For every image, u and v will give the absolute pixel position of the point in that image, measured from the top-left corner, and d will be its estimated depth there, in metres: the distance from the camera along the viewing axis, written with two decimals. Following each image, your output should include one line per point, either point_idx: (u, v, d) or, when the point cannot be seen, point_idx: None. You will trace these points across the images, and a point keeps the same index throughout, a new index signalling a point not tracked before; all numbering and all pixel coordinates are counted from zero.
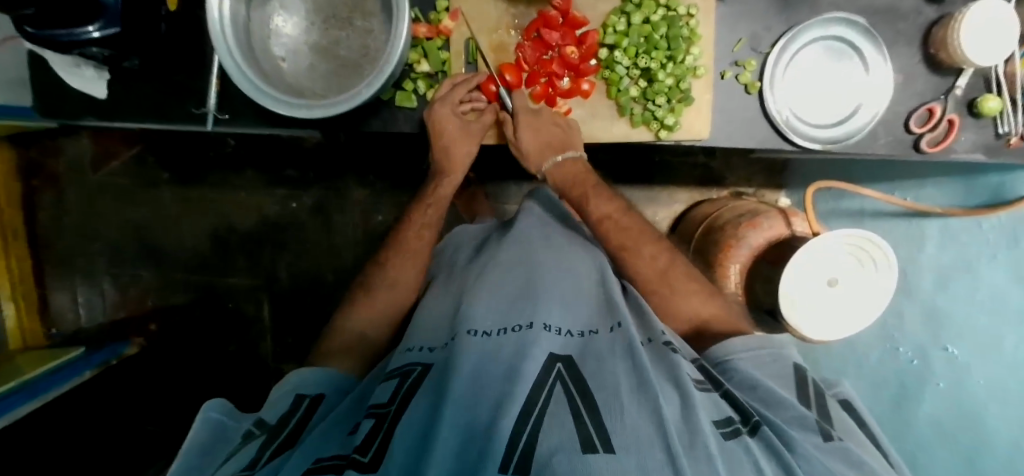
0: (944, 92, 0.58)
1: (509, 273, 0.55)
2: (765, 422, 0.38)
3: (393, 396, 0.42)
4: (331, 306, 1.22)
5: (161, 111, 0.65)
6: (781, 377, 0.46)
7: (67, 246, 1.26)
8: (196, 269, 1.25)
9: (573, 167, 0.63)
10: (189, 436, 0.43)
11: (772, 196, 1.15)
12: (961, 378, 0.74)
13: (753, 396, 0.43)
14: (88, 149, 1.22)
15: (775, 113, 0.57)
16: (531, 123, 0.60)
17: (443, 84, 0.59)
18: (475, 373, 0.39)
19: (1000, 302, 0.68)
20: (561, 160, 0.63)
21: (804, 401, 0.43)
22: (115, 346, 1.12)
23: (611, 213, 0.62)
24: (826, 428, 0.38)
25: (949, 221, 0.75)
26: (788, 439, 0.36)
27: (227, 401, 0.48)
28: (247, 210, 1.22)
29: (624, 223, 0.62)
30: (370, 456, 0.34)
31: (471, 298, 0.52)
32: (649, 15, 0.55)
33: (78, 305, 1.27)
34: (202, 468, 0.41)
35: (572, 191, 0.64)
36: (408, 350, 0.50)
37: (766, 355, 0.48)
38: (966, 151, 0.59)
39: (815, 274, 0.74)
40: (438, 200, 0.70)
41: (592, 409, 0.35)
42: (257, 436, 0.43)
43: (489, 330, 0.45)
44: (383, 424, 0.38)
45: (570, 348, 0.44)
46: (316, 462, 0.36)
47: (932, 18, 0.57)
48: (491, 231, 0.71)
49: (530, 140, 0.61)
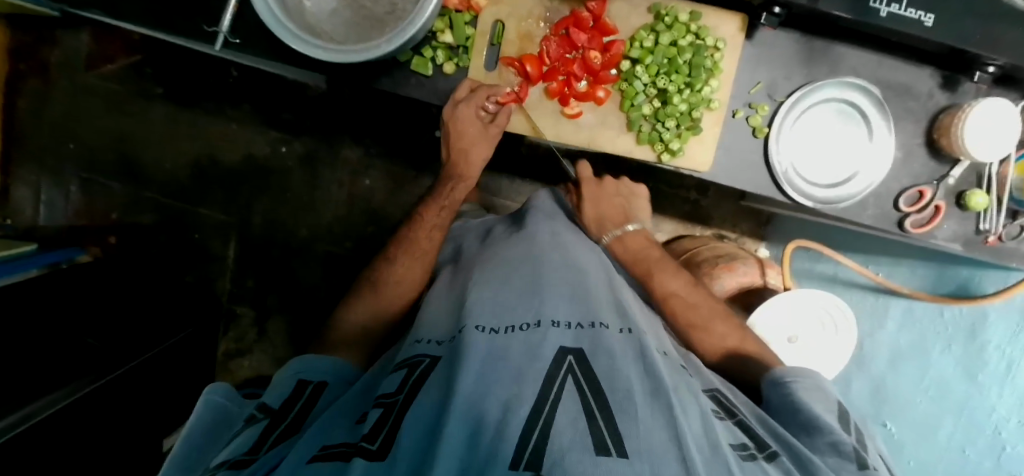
0: (938, 179, 0.60)
1: (518, 267, 0.55)
2: (790, 451, 0.39)
3: (401, 386, 0.41)
4: (300, 260, 1.22)
5: (169, 21, 0.63)
6: (827, 402, 0.46)
7: (39, 140, 1.20)
8: (170, 193, 1.21)
9: (635, 241, 0.71)
10: (191, 415, 0.44)
11: (752, 246, 1.18)
12: (895, 454, 0.79)
13: (795, 422, 0.44)
14: (85, 47, 1.17)
15: (777, 163, 0.58)
16: (591, 194, 0.73)
17: (462, 85, 0.58)
18: (484, 367, 0.38)
19: (943, 392, 0.71)
20: (621, 235, 0.71)
21: (844, 428, 0.44)
22: (74, 247, 1.02)
23: (679, 291, 0.64)
24: (862, 455, 0.40)
25: (913, 304, 0.77)
26: (809, 463, 0.37)
27: (231, 384, 0.49)
28: (236, 143, 1.19)
29: (692, 301, 0.63)
30: (379, 445, 0.33)
31: (477, 290, 0.51)
32: (677, 39, 0.56)
33: (40, 202, 1.21)
34: (204, 451, 0.42)
35: (635, 266, 0.68)
36: (417, 342, 0.49)
37: (814, 378, 0.49)
38: (946, 240, 0.61)
39: (774, 324, 0.77)
40: (450, 204, 0.68)
41: (605, 409, 0.34)
42: (258, 418, 0.42)
43: (496, 327, 0.44)
44: (390, 415, 0.37)
45: (581, 341, 0.42)
46: (323, 449, 0.35)
47: (941, 105, 0.59)
48: (500, 222, 0.72)
49: (590, 211, 0.73)
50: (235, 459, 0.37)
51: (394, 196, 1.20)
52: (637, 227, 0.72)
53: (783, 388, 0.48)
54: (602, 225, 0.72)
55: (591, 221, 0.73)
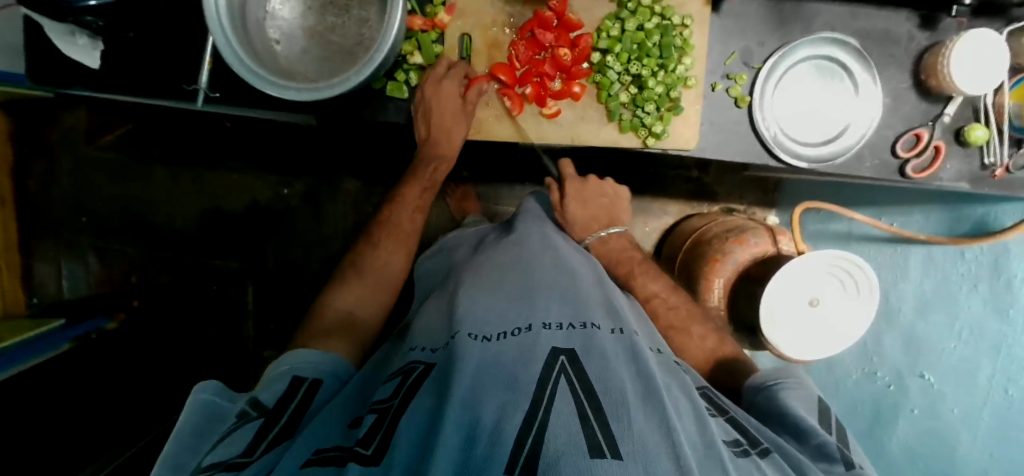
0: (932, 119, 0.59)
1: (506, 273, 0.54)
2: (780, 448, 0.40)
3: (394, 393, 0.42)
4: (317, 296, 1.24)
5: (152, 86, 0.65)
6: (810, 402, 0.47)
7: (52, 217, 1.24)
8: (183, 249, 1.25)
9: (615, 243, 0.73)
10: (181, 415, 0.42)
11: (763, 214, 1.16)
12: (936, 406, 0.76)
13: (783, 428, 0.44)
14: (84, 122, 1.21)
15: (765, 129, 0.57)
16: (577, 196, 0.75)
17: (438, 63, 0.59)
18: (477, 375, 0.38)
19: (978, 332, 0.70)
20: (604, 235, 0.74)
21: (827, 427, 0.44)
22: (98, 318, 1.03)
23: (661, 293, 0.67)
24: (847, 455, 0.41)
25: (933, 250, 0.75)
26: (800, 464, 0.38)
27: (221, 382, 0.47)
28: (239, 192, 1.22)
29: (673, 303, 0.66)
30: (374, 449, 0.34)
31: (470, 300, 0.50)
32: (643, 23, 0.56)
33: (62, 276, 1.25)
34: (192, 450, 0.39)
35: (617, 267, 0.70)
36: (411, 351, 0.50)
37: (795, 382, 0.50)
38: (952, 180, 0.59)
39: (795, 292, 0.74)
40: (427, 189, 0.71)
41: (599, 411, 0.33)
42: (252, 417, 0.42)
43: (489, 334, 0.44)
44: (385, 419, 0.38)
45: (572, 341, 0.42)
46: (317, 453, 0.36)
47: (923, 45, 0.58)
48: (491, 231, 0.72)
49: (577, 211, 0.74)
50: (231, 460, 0.37)
51: None
52: (618, 230, 0.75)
53: (770, 393, 0.48)
54: (586, 226, 0.73)
55: (572, 218, 0.74)
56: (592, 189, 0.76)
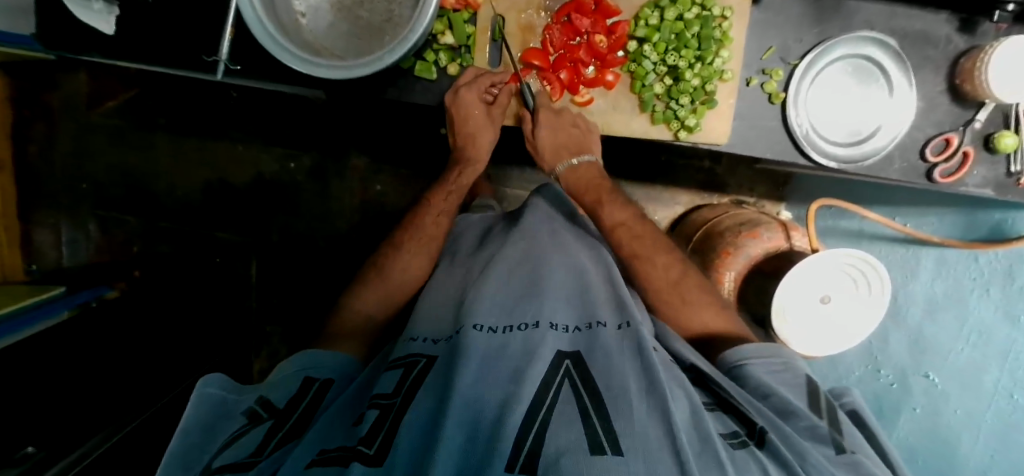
0: (963, 124, 0.59)
1: (515, 265, 0.54)
2: (777, 431, 0.39)
3: (397, 387, 0.41)
4: (322, 272, 1.23)
5: (167, 54, 0.63)
6: (792, 381, 0.47)
7: (51, 183, 1.21)
8: (186, 220, 1.23)
9: (586, 172, 0.64)
10: (187, 412, 0.42)
11: (772, 208, 1.16)
12: (938, 404, 0.79)
13: (766, 408, 0.45)
14: (85, 85, 1.17)
15: (796, 126, 0.57)
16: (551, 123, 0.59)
17: (467, 73, 0.58)
18: (481, 367, 0.38)
19: (986, 336, 0.71)
20: (576, 165, 0.63)
21: (812, 408, 0.44)
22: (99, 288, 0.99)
23: (627, 221, 0.61)
24: (837, 439, 0.40)
25: (945, 251, 0.76)
26: (796, 446, 0.37)
27: (225, 375, 0.47)
28: (245, 165, 1.20)
29: (640, 232, 0.61)
30: (376, 449, 0.33)
31: (476, 290, 0.51)
32: (683, 12, 0.55)
33: (61, 244, 1.22)
34: (203, 449, 0.40)
35: (584, 195, 0.63)
36: (411, 340, 0.49)
37: (778, 362, 0.49)
38: (976, 186, 0.60)
39: (806, 289, 0.75)
40: (458, 187, 0.69)
41: (599, 408, 0.34)
42: (263, 419, 0.42)
43: (495, 325, 0.44)
44: (388, 416, 0.37)
45: (578, 344, 0.43)
46: (321, 453, 0.35)
47: (961, 49, 0.57)
48: (498, 220, 0.70)
49: (548, 140, 0.61)
50: (239, 460, 0.36)
51: (405, 198, 1.19)
52: (590, 157, 0.63)
53: (747, 374, 0.48)
54: (558, 156, 0.62)
55: (545, 150, 0.62)
56: (568, 111, 0.60)
